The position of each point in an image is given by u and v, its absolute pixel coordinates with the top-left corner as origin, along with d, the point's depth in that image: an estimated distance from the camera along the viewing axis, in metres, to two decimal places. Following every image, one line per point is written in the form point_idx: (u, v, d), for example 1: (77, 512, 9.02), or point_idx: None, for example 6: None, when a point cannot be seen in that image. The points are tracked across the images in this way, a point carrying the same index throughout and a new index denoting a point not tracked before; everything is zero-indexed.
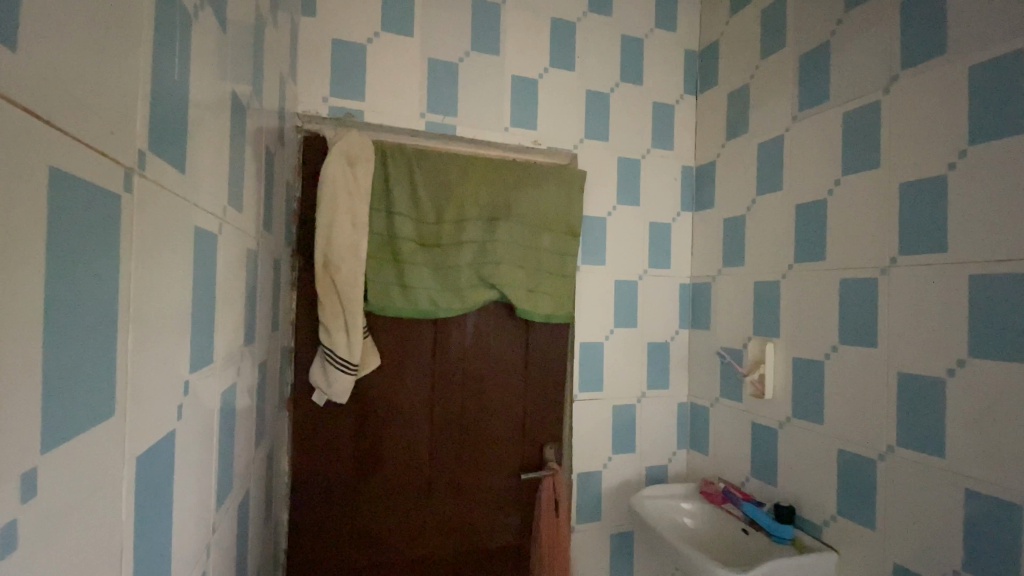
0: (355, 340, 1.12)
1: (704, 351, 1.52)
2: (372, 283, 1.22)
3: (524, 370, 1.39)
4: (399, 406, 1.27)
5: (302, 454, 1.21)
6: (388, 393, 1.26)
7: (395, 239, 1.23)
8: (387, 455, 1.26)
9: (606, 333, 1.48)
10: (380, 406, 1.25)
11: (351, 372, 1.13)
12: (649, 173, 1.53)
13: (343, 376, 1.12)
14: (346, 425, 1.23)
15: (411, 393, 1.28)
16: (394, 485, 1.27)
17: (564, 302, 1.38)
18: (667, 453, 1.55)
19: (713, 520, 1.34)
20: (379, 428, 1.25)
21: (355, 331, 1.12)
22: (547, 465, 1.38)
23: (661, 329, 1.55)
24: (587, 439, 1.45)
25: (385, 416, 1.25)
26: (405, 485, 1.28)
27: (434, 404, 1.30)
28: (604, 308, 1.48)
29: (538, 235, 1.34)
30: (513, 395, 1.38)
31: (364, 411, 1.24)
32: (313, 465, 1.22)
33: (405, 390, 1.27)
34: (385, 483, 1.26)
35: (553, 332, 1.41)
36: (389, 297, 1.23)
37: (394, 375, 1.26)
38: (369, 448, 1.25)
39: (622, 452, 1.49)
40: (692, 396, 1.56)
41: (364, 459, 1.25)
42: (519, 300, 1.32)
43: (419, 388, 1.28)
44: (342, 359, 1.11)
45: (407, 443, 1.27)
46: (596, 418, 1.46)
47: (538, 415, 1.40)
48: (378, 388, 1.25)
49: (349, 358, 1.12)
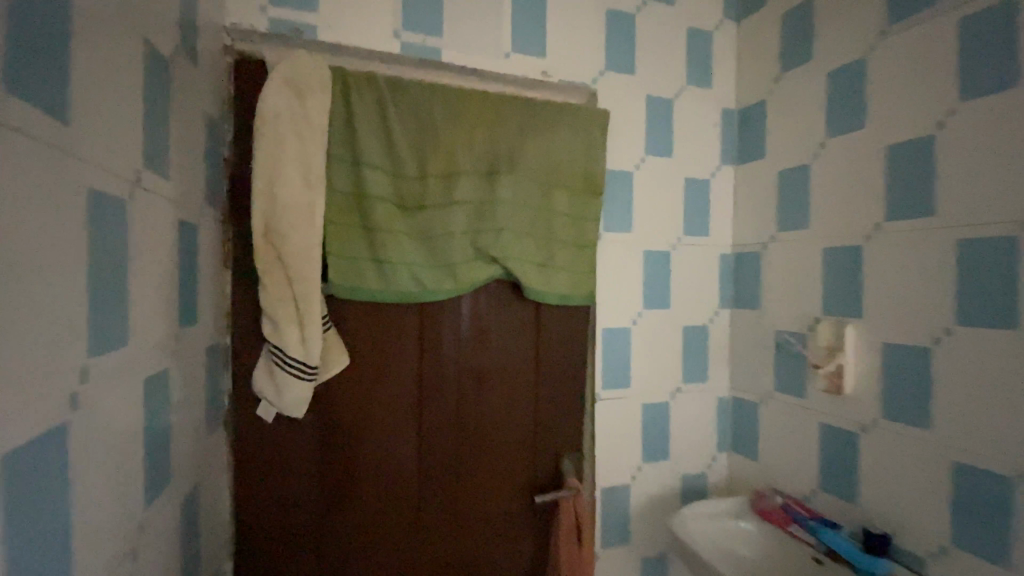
0: (317, 336, 0.84)
1: (750, 336, 1.24)
2: (335, 258, 0.91)
3: (536, 369, 1.08)
4: (376, 418, 0.97)
5: (252, 482, 0.92)
6: (362, 403, 0.96)
7: (365, 202, 0.92)
8: (362, 480, 0.97)
9: (636, 315, 1.17)
10: (350, 419, 0.95)
11: (311, 379, 0.85)
12: (683, 116, 1.23)
13: (301, 383, 0.84)
14: (311, 443, 0.94)
15: (391, 401, 0.98)
16: (374, 517, 0.98)
17: (582, 282, 1.08)
18: (706, 458, 1.27)
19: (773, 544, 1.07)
20: (351, 445, 0.96)
21: (313, 324, 0.84)
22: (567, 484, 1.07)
23: (699, 309, 1.25)
24: (613, 447, 1.16)
25: (358, 431, 0.96)
26: (387, 517, 0.99)
27: (422, 414, 1.00)
28: (630, 285, 1.16)
29: (549, 197, 1.04)
30: (522, 398, 1.07)
31: (332, 425, 0.95)
32: (264, 494, 0.92)
33: (383, 397, 0.97)
34: (360, 517, 0.97)
35: (568, 317, 1.10)
36: (363, 280, 0.93)
37: (370, 379, 0.96)
38: (342, 472, 0.96)
39: (655, 460, 1.20)
40: (735, 390, 1.27)
41: (333, 486, 0.95)
42: (525, 280, 1.02)
43: (402, 395, 0.98)
44: (297, 361, 0.84)
45: (388, 465, 0.98)
46: (623, 422, 1.17)
47: (553, 422, 1.10)
48: (348, 395, 0.95)
49: (308, 361, 0.84)
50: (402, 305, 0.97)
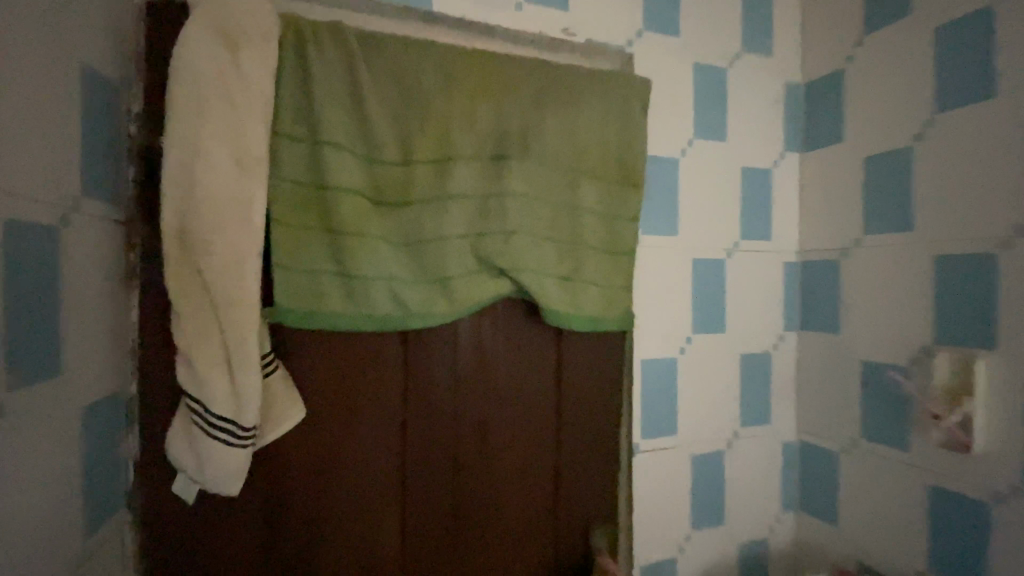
0: (253, 386, 0.60)
1: (826, 367, 0.98)
2: (285, 273, 0.65)
3: (557, 415, 0.82)
4: (343, 492, 0.70)
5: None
6: (323, 471, 0.70)
7: (325, 194, 0.66)
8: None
9: (685, 341, 0.92)
10: (306, 496, 0.69)
11: (247, 446, 0.61)
12: (739, 90, 0.97)
13: (231, 452, 0.60)
14: (249, 532, 0.67)
15: (363, 468, 0.71)
16: None
17: (620, 301, 0.81)
18: (768, 519, 1.00)
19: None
20: (309, 532, 0.69)
21: (248, 370, 0.59)
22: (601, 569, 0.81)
23: (760, 332, 0.99)
24: (656, 511, 0.90)
25: (318, 511, 0.69)
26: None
27: (406, 484, 0.73)
28: (677, 304, 0.91)
29: (576, 188, 0.78)
30: (540, 455, 0.81)
31: (280, 504, 0.68)
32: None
33: (352, 463, 0.71)
34: None
35: (598, 347, 0.84)
36: (324, 302, 0.67)
37: (334, 439, 0.70)
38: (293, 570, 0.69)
39: (707, 524, 0.94)
40: (805, 433, 1.01)
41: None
42: (546, 301, 0.75)
43: (379, 458, 0.72)
44: (226, 423, 0.59)
45: (358, 556, 0.71)
46: (667, 479, 0.91)
47: (580, 485, 0.84)
48: (302, 463, 0.69)
49: (241, 423, 0.60)
50: (379, 336, 0.72)
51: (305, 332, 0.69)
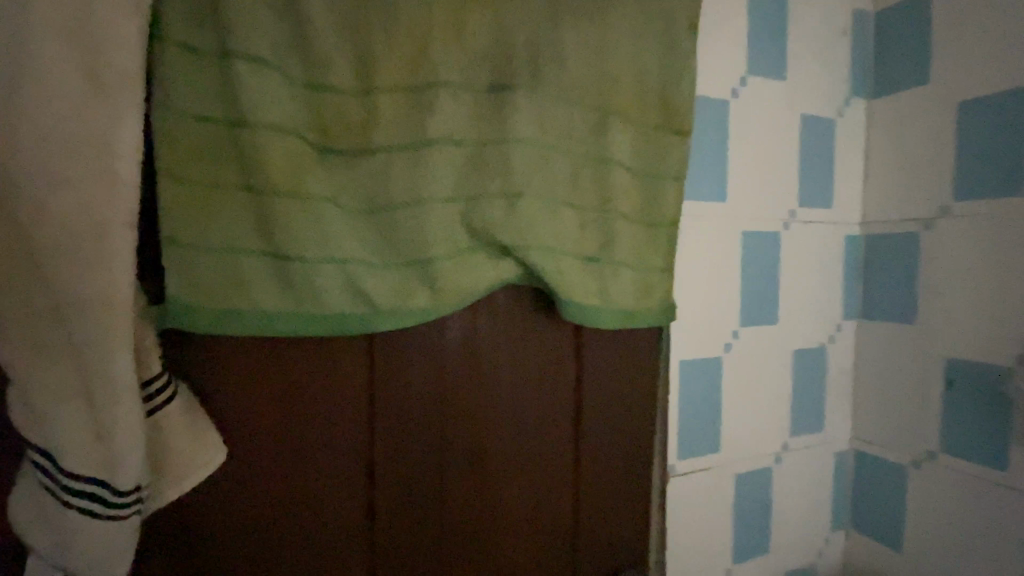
0: (133, 428, 0.39)
1: (896, 362, 0.80)
2: (184, 252, 0.44)
3: (577, 442, 0.62)
4: (285, 563, 0.50)
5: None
6: (256, 536, 0.49)
7: (242, 134, 0.44)
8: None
9: (731, 335, 0.73)
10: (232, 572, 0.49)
11: (130, 515, 0.40)
12: (802, 15, 0.76)
13: (103, 528, 0.39)
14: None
15: (314, 527, 0.51)
16: None
17: (657, 288, 0.61)
18: (818, 542, 0.83)
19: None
20: None
21: (122, 404, 0.38)
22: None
23: (817, 321, 0.81)
24: (693, 545, 0.72)
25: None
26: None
27: (376, 545, 0.53)
28: (723, 290, 0.72)
29: (605, 133, 0.56)
30: (555, 488, 0.61)
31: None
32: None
33: (298, 522, 0.50)
34: None
35: (627, 348, 0.64)
36: (246, 296, 0.46)
37: (271, 489, 0.49)
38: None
39: (751, 555, 0.77)
40: (865, 440, 0.84)
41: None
42: (565, 290, 0.54)
43: (337, 513, 0.52)
44: (92, 485, 0.39)
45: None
46: (707, 505, 0.73)
47: (607, 524, 0.64)
48: (225, 526, 0.48)
49: (115, 485, 0.39)
50: (332, 342, 0.51)
51: (223, 338, 0.47)
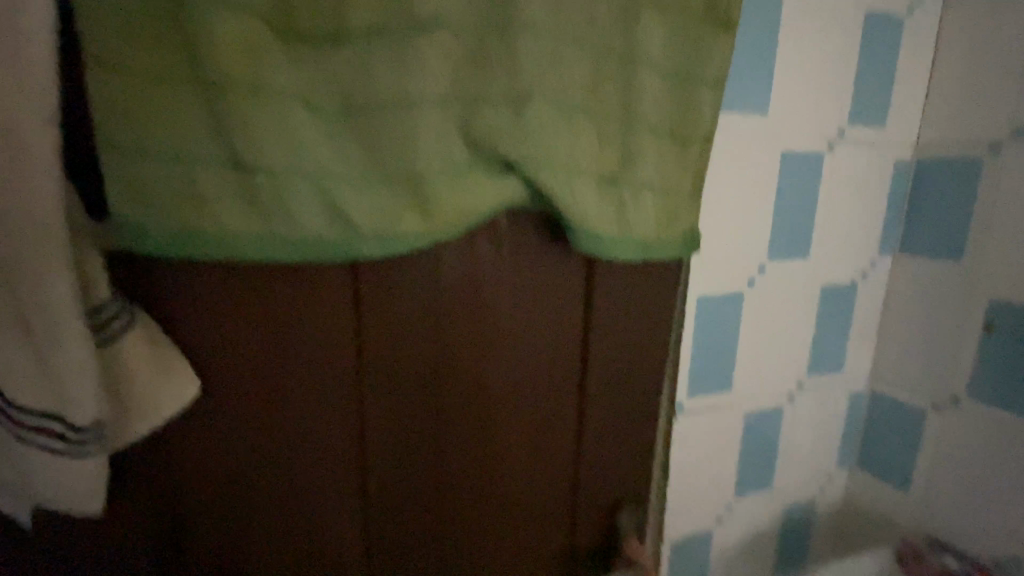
0: (84, 359, 0.35)
1: (932, 303, 0.74)
2: (127, 159, 0.37)
3: (584, 381, 0.57)
4: (273, 499, 0.47)
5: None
6: (241, 473, 0.46)
7: (189, 13, 0.36)
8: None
9: (757, 269, 0.66)
10: (218, 508, 0.46)
11: (94, 453, 0.37)
12: None
13: (65, 466, 0.36)
14: (135, 563, 0.45)
15: (302, 463, 0.48)
16: None
17: (682, 215, 0.54)
18: (820, 479, 0.81)
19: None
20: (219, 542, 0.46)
21: (67, 332, 0.34)
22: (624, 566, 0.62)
23: (852, 256, 0.74)
24: (695, 482, 0.71)
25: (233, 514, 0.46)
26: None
27: (369, 482, 0.50)
28: (753, 219, 0.64)
29: (634, 26, 0.46)
30: (557, 422, 0.57)
31: (178, 522, 0.45)
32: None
33: (282, 450, 0.47)
34: None
35: (644, 280, 0.57)
36: (206, 213, 0.39)
37: (254, 426, 0.46)
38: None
39: (753, 491, 0.75)
40: (884, 382, 0.80)
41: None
42: (579, 216, 0.47)
43: (326, 451, 0.48)
44: (46, 420, 0.35)
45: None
46: (713, 443, 0.70)
47: (610, 459, 0.61)
48: (207, 462, 0.45)
49: (71, 421, 0.35)
50: (312, 269, 0.45)
51: (186, 263, 0.41)
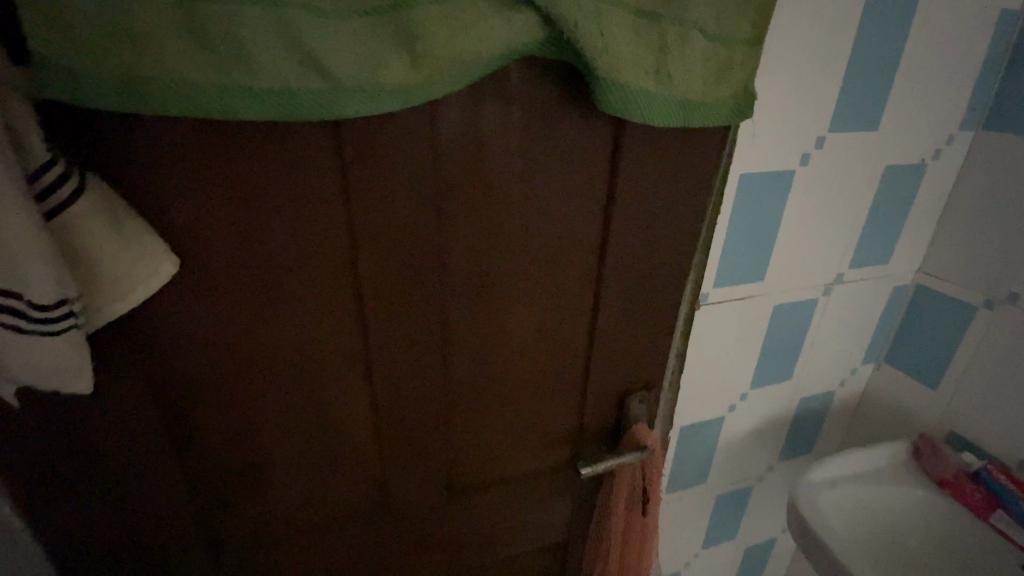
0: (28, 231, 0.30)
1: (1012, 188, 0.64)
2: None
3: (602, 265, 0.52)
4: (273, 365, 0.46)
5: (35, 509, 0.45)
6: (238, 350, 0.44)
7: None
8: (271, 474, 0.51)
9: (813, 144, 0.57)
10: (219, 383, 0.45)
11: (67, 332, 0.34)
12: None
13: (34, 345, 0.33)
14: (142, 432, 0.45)
15: (299, 340, 0.46)
16: (295, 504, 0.53)
17: (737, 71, 0.43)
18: (843, 372, 0.78)
19: (955, 532, 0.68)
20: (224, 405, 0.46)
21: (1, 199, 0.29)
22: (632, 446, 0.62)
23: (927, 130, 0.63)
24: (714, 372, 0.68)
25: (232, 380, 0.45)
26: (333, 519, 0.56)
27: (371, 362, 0.49)
28: (819, 80, 0.53)
29: None
30: (570, 300, 0.53)
31: (181, 395, 0.45)
32: (70, 522, 0.46)
33: (276, 320, 0.44)
34: (270, 504, 0.52)
35: (683, 152, 0.49)
36: (145, 55, 0.31)
37: (245, 304, 0.43)
38: (227, 468, 0.49)
39: (771, 381, 0.73)
40: (932, 275, 0.73)
41: (220, 489, 0.50)
42: (610, 68, 0.38)
43: (323, 320, 0.46)
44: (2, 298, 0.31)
45: (317, 448, 0.51)
46: (736, 334, 0.66)
47: (626, 341, 0.58)
48: (200, 337, 0.43)
49: (32, 301, 0.32)
50: (287, 130, 0.38)
51: (135, 119, 0.35)
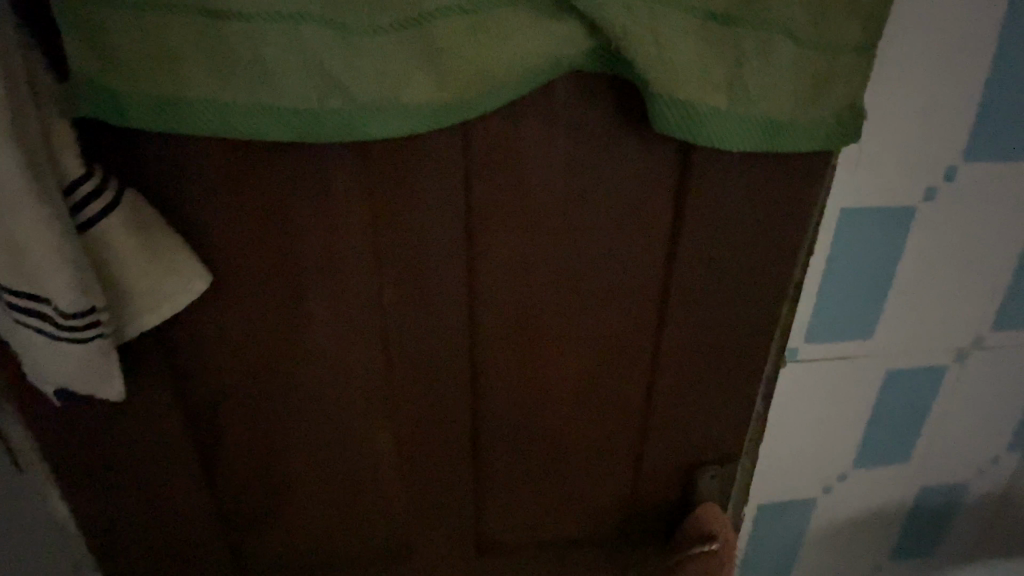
0: (50, 244, 0.30)
1: None
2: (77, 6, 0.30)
3: (661, 314, 0.46)
4: (295, 391, 0.44)
5: (84, 511, 0.47)
6: (264, 376, 0.43)
7: None
8: (293, 500, 0.49)
9: (941, 175, 0.46)
10: (247, 408, 0.44)
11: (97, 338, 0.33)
12: None
13: (64, 351, 0.33)
14: (174, 447, 0.45)
15: (323, 366, 0.44)
16: (315, 533, 0.51)
17: (840, 84, 0.35)
18: (979, 461, 0.62)
19: None
20: (247, 427, 0.45)
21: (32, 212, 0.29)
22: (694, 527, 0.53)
23: None
24: (802, 445, 0.57)
25: (255, 403, 0.44)
26: (355, 560, 0.54)
27: (396, 396, 0.46)
28: (951, 98, 0.43)
29: None
30: (625, 348, 0.47)
31: (210, 415, 0.44)
32: (113, 528, 0.48)
33: (300, 345, 0.43)
34: (293, 530, 0.51)
35: (763, 185, 0.41)
36: (177, 77, 0.31)
37: (274, 331, 0.42)
38: (253, 492, 0.48)
39: (878, 463, 0.60)
40: None
41: (246, 512, 0.49)
42: (667, 86, 0.33)
43: (345, 348, 0.43)
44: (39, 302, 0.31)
45: (339, 479, 0.49)
46: (832, 402, 0.55)
47: (690, 399, 0.50)
48: (226, 357, 0.42)
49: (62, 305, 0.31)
50: (313, 151, 0.37)
51: (175, 140, 0.35)
